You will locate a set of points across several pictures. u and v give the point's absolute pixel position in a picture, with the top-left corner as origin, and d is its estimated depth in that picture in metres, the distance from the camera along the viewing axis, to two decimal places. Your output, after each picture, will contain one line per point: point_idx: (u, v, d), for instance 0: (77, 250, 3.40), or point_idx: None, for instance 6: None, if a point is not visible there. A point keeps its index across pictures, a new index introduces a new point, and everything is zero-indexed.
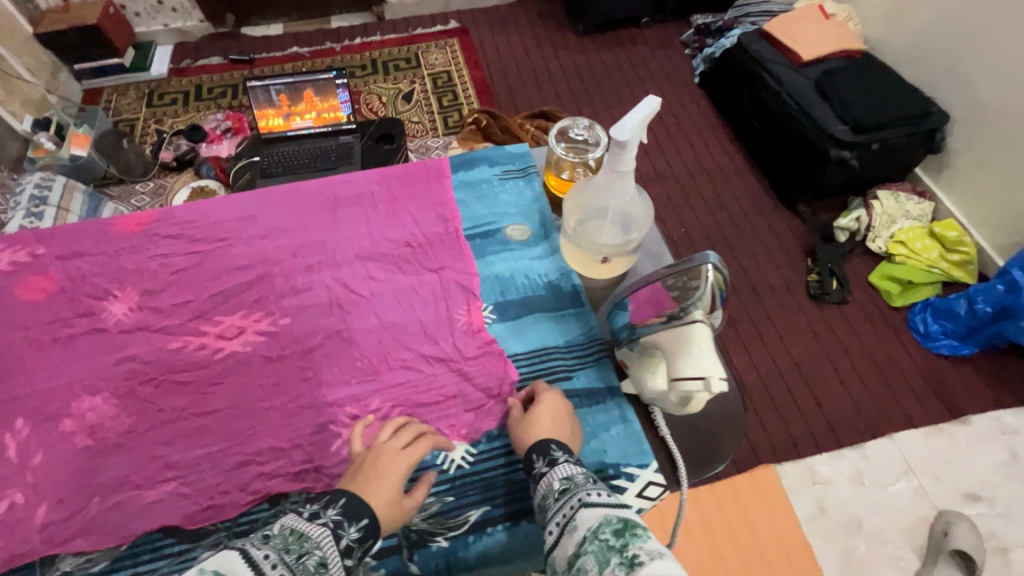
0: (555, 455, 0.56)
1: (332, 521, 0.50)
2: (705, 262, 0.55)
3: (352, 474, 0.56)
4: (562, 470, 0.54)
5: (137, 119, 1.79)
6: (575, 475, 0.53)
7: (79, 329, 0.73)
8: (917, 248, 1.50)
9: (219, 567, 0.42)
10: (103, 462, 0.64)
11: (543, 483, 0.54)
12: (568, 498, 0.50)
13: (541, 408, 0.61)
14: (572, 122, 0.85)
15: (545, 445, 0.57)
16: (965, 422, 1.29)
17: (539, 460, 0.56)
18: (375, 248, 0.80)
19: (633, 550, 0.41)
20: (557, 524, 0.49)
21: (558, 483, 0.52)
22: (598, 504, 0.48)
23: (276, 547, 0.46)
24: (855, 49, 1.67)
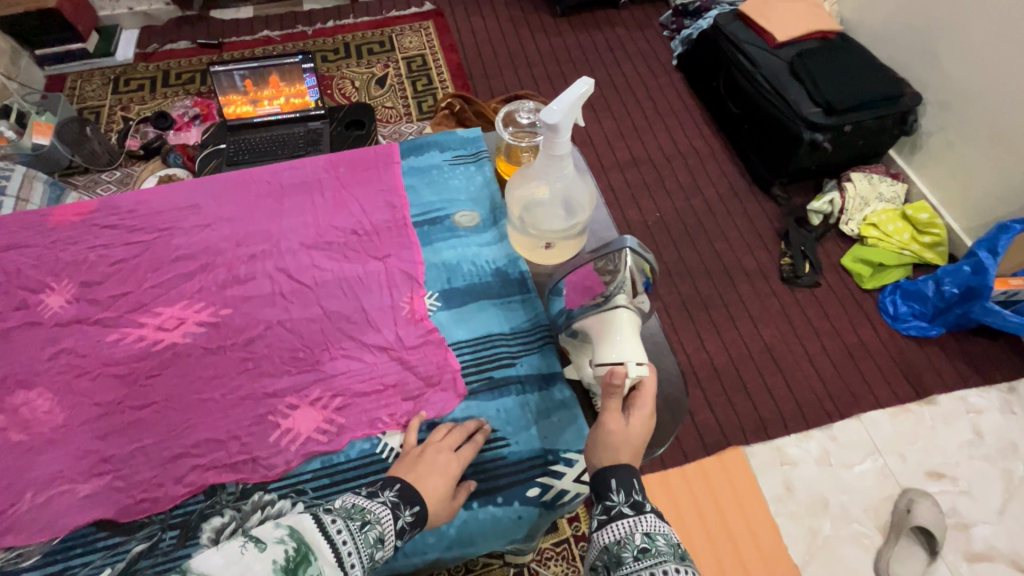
0: (640, 501, 0.52)
1: (390, 502, 0.54)
2: (621, 242, 0.61)
3: (411, 463, 0.59)
4: (646, 522, 0.50)
5: (102, 107, 1.74)
6: (658, 537, 0.49)
7: (15, 322, 0.72)
8: (889, 230, 1.51)
9: (296, 523, 0.48)
10: (37, 458, 0.63)
11: (622, 528, 0.50)
12: (651, 563, 0.47)
13: (639, 407, 0.57)
14: (519, 106, 0.85)
15: (630, 479, 0.53)
16: (931, 402, 1.31)
17: (618, 494, 0.52)
18: (321, 236, 0.79)
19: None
20: None
21: (640, 538, 0.49)
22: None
23: (344, 517, 0.51)
24: (830, 30, 1.65)
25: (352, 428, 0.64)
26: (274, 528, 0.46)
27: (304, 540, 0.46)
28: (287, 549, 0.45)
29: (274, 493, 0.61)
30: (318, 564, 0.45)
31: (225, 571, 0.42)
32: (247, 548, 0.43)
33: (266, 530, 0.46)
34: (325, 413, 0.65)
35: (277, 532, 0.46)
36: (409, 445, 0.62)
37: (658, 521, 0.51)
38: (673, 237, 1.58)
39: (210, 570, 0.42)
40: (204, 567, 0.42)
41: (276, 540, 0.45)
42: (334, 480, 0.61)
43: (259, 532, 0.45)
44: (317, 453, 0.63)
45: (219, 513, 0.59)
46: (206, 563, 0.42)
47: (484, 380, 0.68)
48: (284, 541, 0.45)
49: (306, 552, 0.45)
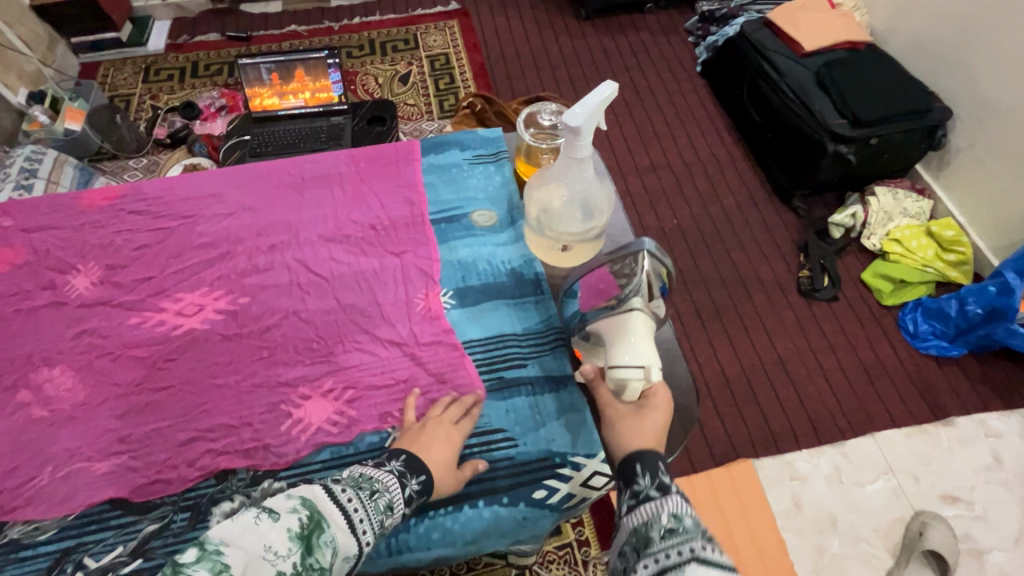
0: (665, 482, 0.51)
1: (396, 471, 0.56)
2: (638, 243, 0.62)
3: (413, 437, 0.61)
4: (672, 503, 0.49)
5: (133, 95, 1.78)
6: (685, 517, 0.48)
7: (41, 302, 0.74)
8: (912, 246, 1.47)
9: (307, 494, 0.50)
10: (57, 434, 0.64)
11: (649, 509, 0.49)
12: (677, 541, 0.45)
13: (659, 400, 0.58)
14: (540, 108, 0.84)
15: (654, 460, 0.53)
16: (949, 423, 1.28)
17: (644, 477, 0.52)
18: (339, 229, 0.80)
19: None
20: (654, 562, 0.45)
21: (666, 517, 0.48)
22: (714, 565, 0.43)
23: (354, 486, 0.53)
24: (859, 40, 1.62)
25: (362, 421, 0.65)
26: (288, 497, 0.49)
27: (317, 509, 0.49)
28: (300, 518, 0.48)
29: (284, 480, 0.62)
30: (331, 531, 0.48)
31: (242, 538, 0.45)
32: (262, 518, 0.47)
33: (282, 499, 0.49)
34: (336, 404, 0.66)
35: (289, 502, 0.48)
36: (408, 423, 0.63)
37: (685, 503, 0.49)
38: (690, 244, 1.57)
39: (229, 538, 0.45)
40: (223, 536, 0.45)
41: (290, 510, 0.48)
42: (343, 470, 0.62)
43: (272, 503, 0.48)
44: (327, 443, 0.64)
45: (229, 498, 0.60)
46: (225, 533, 0.45)
47: (495, 380, 0.69)
48: (297, 510, 0.48)
49: (319, 519, 0.48)
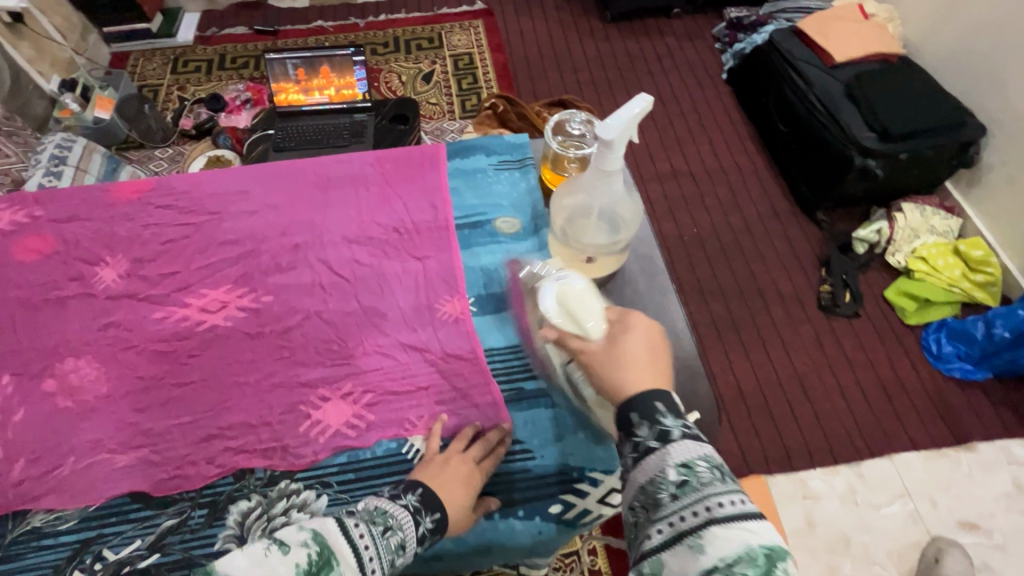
0: (666, 428, 0.47)
1: (411, 506, 0.54)
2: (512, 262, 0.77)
3: (435, 469, 0.59)
4: (678, 452, 0.45)
5: (161, 85, 1.80)
6: (695, 464, 0.44)
7: (70, 292, 0.75)
8: (939, 265, 1.44)
9: (320, 527, 0.48)
10: (80, 424, 0.65)
11: (655, 465, 0.45)
12: (692, 499, 0.42)
13: (631, 323, 0.55)
14: (569, 116, 0.83)
15: (652, 405, 0.48)
16: (970, 448, 1.25)
17: (644, 428, 0.47)
18: (363, 231, 0.80)
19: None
20: (670, 525, 0.42)
21: (675, 471, 0.44)
22: (733, 522, 0.40)
23: (370, 519, 0.51)
24: (892, 53, 1.59)
25: (380, 425, 0.65)
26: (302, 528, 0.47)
27: (327, 544, 0.47)
28: (309, 553, 0.45)
29: (300, 482, 0.62)
30: (340, 569, 0.46)
31: (249, 571, 0.43)
32: (272, 550, 0.45)
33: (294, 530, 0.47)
34: (355, 407, 0.66)
35: (300, 535, 0.46)
36: (431, 452, 0.62)
37: (692, 447, 0.45)
38: (709, 254, 1.55)
39: (234, 571, 0.43)
40: (230, 568, 0.43)
41: (300, 543, 0.46)
42: (360, 476, 0.62)
43: (283, 534, 0.46)
44: (344, 447, 0.64)
45: (247, 497, 0.61)
46: (230, 565, 0.43)
47: (514, 390, 0.68)
48: (307, 544, 0.46)
49: (330, 555, 0.46)
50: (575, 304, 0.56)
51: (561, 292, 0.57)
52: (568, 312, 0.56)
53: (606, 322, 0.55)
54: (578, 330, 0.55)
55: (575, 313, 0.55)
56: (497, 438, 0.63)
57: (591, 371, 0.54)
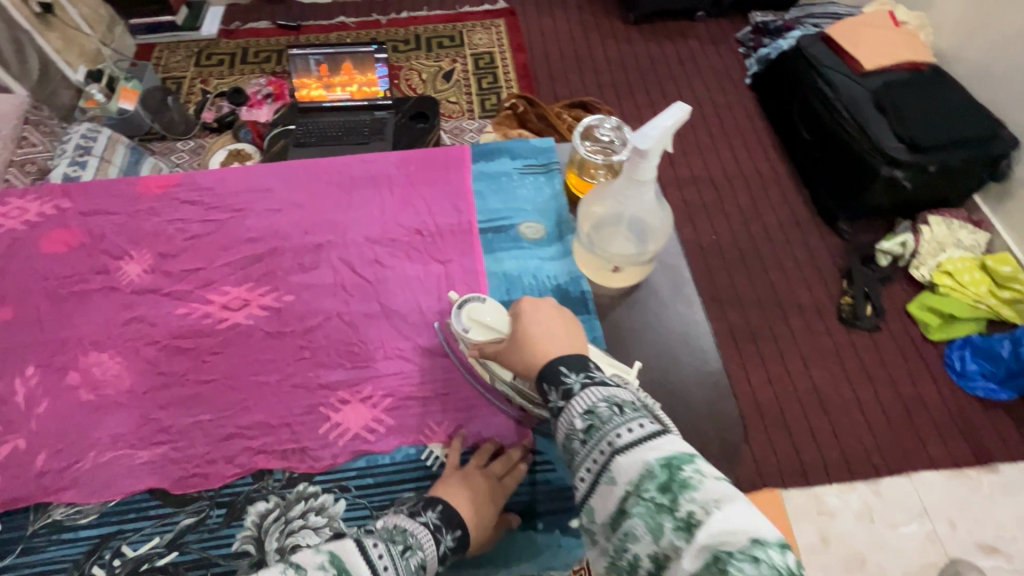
0: (568, 384, 0.48)
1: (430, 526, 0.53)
2: (433, 328, 0.71)
3: (455, 485, 0.58)
4: (581, 402, 0.46)
5: (184, 78, 1.82)
6: (598, 406, 0.45)
7: (94, 285, 0.75)
8: (964, 280, 1.40)
9: (337, 549, 0.45)
10: (102, 419, 0.65)
11: (564, 422, 0.46)
12: (598, 441, 0.43)
13: (523, 312, 0.56)
14: (600, 121, 0.82)
15: (555, 370, 0.49)
16: (992, 469, 1.22)
17: (552, 392, 0.48)
18: (386, 232, 0.79)
19: (687, 506, 0.37)
20: (588, 471, 0.43)
21: (580, 420, 0.45)
22: (634, 448, 0.41)
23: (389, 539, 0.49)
24: (922, 61, 1.54)
25: (399, 430, 0.64)
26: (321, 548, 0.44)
27: (346, 566, 0.44)
28: None
29: (318, 485, 0.61)
30: None
31: None
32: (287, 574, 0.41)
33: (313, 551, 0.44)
34: (374, 412, 0.65)
35: (317, 558, 0.43)
36: (452, 467, 0.61)
37: (593, 393, 0.46)
38: (727, 262, 1.53)
39: None
40: None
41: (317, 566, 0.42)
42: (378, 481, 0.62)
43: (299, 557, 0.42)
44: (363, 451, 0.63)
45: (265, 498, 0.60)
46: None
47: None
48: (325, 567, 0.42)
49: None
50: (479, 315, 0.61)
51: (467, 316, 0.62)
52: (476, 328, 0.61)
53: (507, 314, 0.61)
54: (494, 335, 0.60)
55: (481, 320, 0.61)
56: (520, 455, 0.62)
57: (515, 371, 0.55)
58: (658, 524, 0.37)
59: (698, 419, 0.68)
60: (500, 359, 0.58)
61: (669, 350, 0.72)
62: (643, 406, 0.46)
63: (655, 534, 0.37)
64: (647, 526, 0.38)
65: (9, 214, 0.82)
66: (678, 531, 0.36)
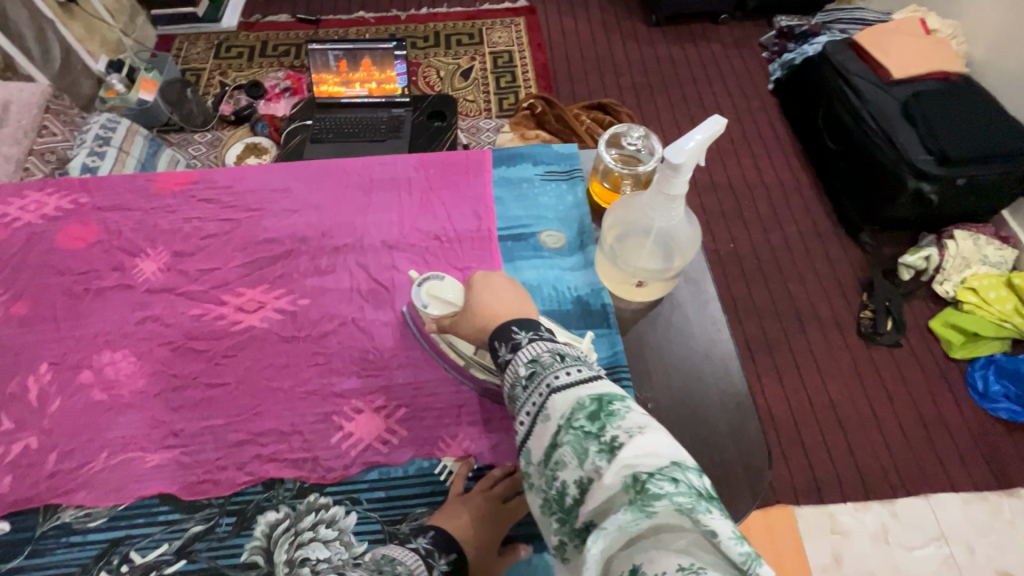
0: (517, 339, 0.48)
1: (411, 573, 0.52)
2: (401, 315, 0.71)
3: (453, 511, 0.57)
4: (527, 352, 0.46)
5: (203, 70, 1.82)
6: (541, 356, 0.45)
7: (110, 283, 0.74)
8: (989, 297, 1.35)
9: None
10: (114, 420, 0.65)
11: (509, 372, 0.46)
12: (538, 383, 0.43)
13: (473, 284, 0.56)
14: (627, 129, 0.79)
15: (506, 329, 0.50)
16: (1012, 493, 1.19)
17: (501, 348, 0.49)
18: (404, 237, 0.78)
19: (612, 432, 0.37)
20: (528, 414, 0.43)
21: (524, 367, 0.45)
22: (570, 386, 0.41)
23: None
24: (953, 71, 1.50)
25: (413, 442, 0.63)
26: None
27: None
28: None
29: (330, 496, 0.60)
30: None
31: None
32: None
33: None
34: (387, 422, 0.64)
35: None
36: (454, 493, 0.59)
37: (540, 345, 0.47)
38: (746, 273, 1.49)
39: None
40: None
41: None
42: (390, 495, 0.60)
43: None
44: (375, 463, 0.62)
45: (275, 508, 0.59)
46: None
47: None
48: None
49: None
50: (438, 291, 0.63)
51: (426, 292, 0.63)
52: (435, 303, 0.62)
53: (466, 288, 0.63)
54: (452, 309, 0.61)
55: (441, 296, 0.62)
56: None
57: (473, 340, 0.56)
58: (585, 450, 0.37)
59: (720, 441, 0.66)
60: (457, 330, 0.58)
61: (691, 368, 0.70)
62: (587, 357, 0.46)
63: (581, 460, 0.37)
64: (575, 453, 0.37)
65: (27, 208, 0.81)
66: (601, 452, 0.36)
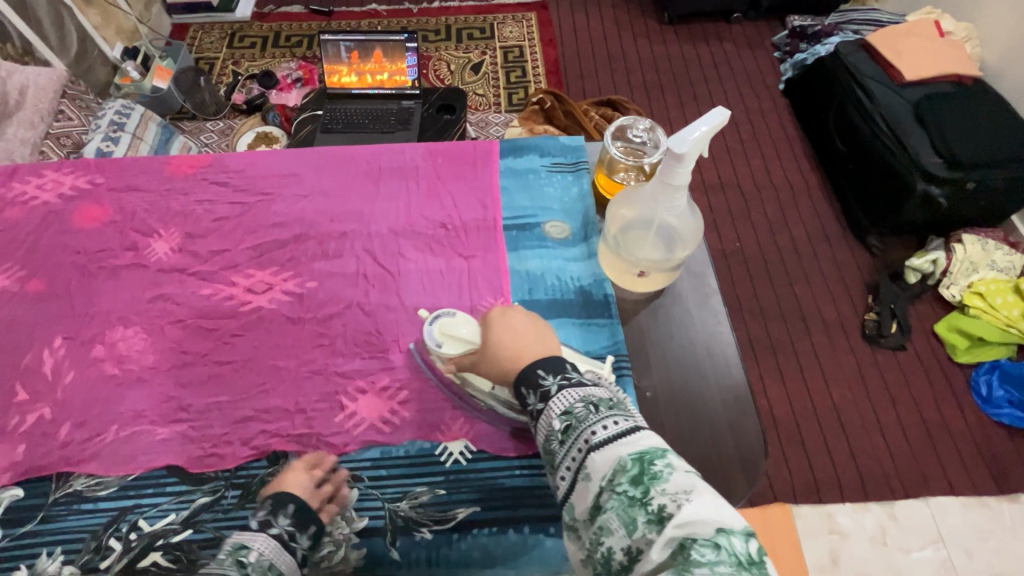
0: (546, 386, 0.50)
1: (284, 533, 0.53)
2: (392, 347, 0.69)
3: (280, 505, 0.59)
4: (558, 403, 0.48)
5: (217, 59, 1.84)
6: (574, 407, 0.47)
7: (123, 262, 0.76)
8: (997, 303, 1.34)
9: None
10: (125, 394, 0.66)
11: (543, 425, 0.48)
12: (575, 438, 0.45)
13: (492, 323, 0.57)
14: (633, 121, 0.82)
15: (532, 374, 0.51)
16: (1013, 499, 1.19)
17: (530, 395, 0.50)
18: (410, 224, 0.79)
19: (657, 499, 0.38)
20: (568, 469, 0.45)
21: (558, 421, 0.47)
22: (607, 444, 0.43)
23: (242, 570, 0.48)
24: (967, 74, 1.49)
25: (414, 424, 0.64)
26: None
27: None
28: None
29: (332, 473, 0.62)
30: None
31: None
32: None
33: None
34: (389, 403, 0.65)
35: None
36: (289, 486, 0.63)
37: (570, 393, 0.48)
38: (751, 273, 1.50)
39: None
40: None
41: None
42: (390, 473, 0.62)
43: None
44: (376, 442, 0.63)
45: None
46: None
47: None
48: None
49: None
50: (452, 329, 0.62)
51: (439, 330, 0.63)
52: (449, 342, 0.62)
53: (479, 323, 0.62)
54: (467, 347, 0.61)
55: (454, 333, 0.62)
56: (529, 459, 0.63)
57: (495, 381, 0.57)
58: (631, 519, 0.39)
59: (716, 431, 0.67)
60: (479, 369, 0.58)
61: (692, 361, 0.71)
62: (618, 401, 0.48)
63: (630, 529, 0.39)
64: (622, 520, 0.40)
65: (44, 186, 0.84)
66: (650, 523, 0.38)
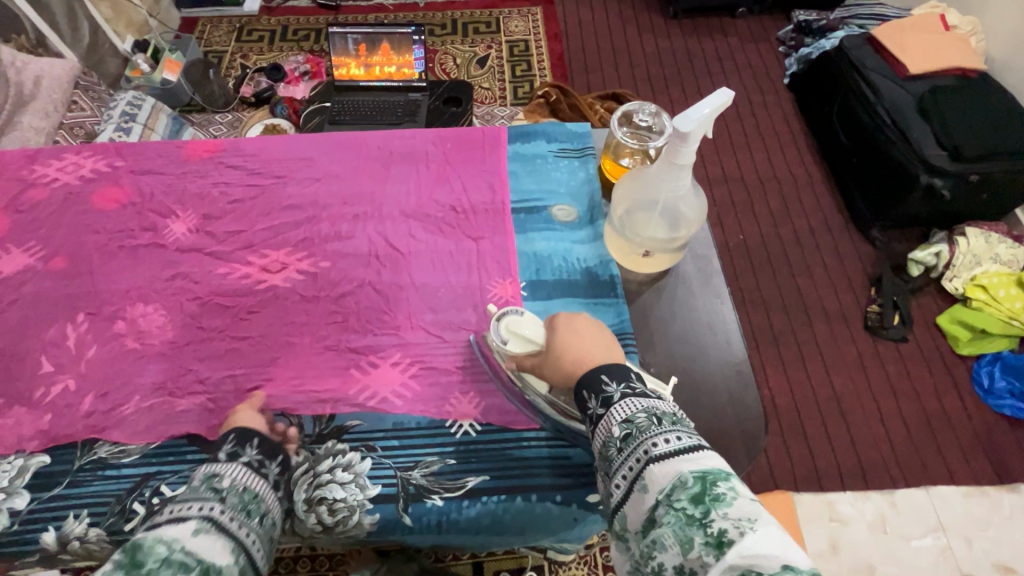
0: (609, 393, 0.51)
1: (254, 460, 0.55)
2: (404, 325, 0.71)
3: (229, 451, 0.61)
4: (620, 411, 0.49)
5: (225, 52, 1.86)
6: (636, 416, 0.48)
7: (142, 242, 0.78)
8: (999, 295, 1.35)
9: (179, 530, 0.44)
10: (145, 367, 0.69)
11: (602, 430, 0.49)
12: (635, 447, 0.46)
13: (559, 326, 0.60)
14: (639, 107, 0.83)
15: (595, 380, 0.53)
16: (1013, 489, 1.20)
17: (592, 400, 0.52)
18: (420, 207, 0.81)
19: (718, 522, 0.37)
20: (624, 478, 0.45)
21: (618, 428, 0.48)
22: (669, 457, 0.43)
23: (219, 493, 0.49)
24: (972, 67, 1.50)
25: (424, 397, 0.66)
26: (146, 543, 0.42)
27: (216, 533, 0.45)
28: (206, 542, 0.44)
29: (346, 443, 0.64)
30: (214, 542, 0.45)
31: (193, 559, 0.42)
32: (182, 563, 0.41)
33: (147, 549, 0.42)
34: (401, 377, 0.68)
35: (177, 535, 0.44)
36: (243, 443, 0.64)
37: (633, 403, 0.49)
38: (754, 264, 1.51)
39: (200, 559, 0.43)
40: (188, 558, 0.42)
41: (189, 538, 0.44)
42: (403, 444, 0.64)
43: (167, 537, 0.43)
44: (389, 414, 0.65)
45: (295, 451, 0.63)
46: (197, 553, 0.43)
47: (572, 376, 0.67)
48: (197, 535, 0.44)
49: (246, 563, 0.46)
50: (518, 327, 0.62)
51: (505, 328, 0.63)
52: (514, 340, 0.62)
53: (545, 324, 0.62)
54: (532, 348, 0.61)
55: (519, 332, 0.62)
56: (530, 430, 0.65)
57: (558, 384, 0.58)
58: (688, 537, 0.38)
59: (718, 408, 0.68)
60: (541, 372, 0.60)
61: (694, 339, 0.73)
62: (680, 417, 0.48)
63: (685, 547, 0.38)
64: (677, 538, 0.39)
65: (65, 169, 0.86)
66: (708, 546, 0.37)
